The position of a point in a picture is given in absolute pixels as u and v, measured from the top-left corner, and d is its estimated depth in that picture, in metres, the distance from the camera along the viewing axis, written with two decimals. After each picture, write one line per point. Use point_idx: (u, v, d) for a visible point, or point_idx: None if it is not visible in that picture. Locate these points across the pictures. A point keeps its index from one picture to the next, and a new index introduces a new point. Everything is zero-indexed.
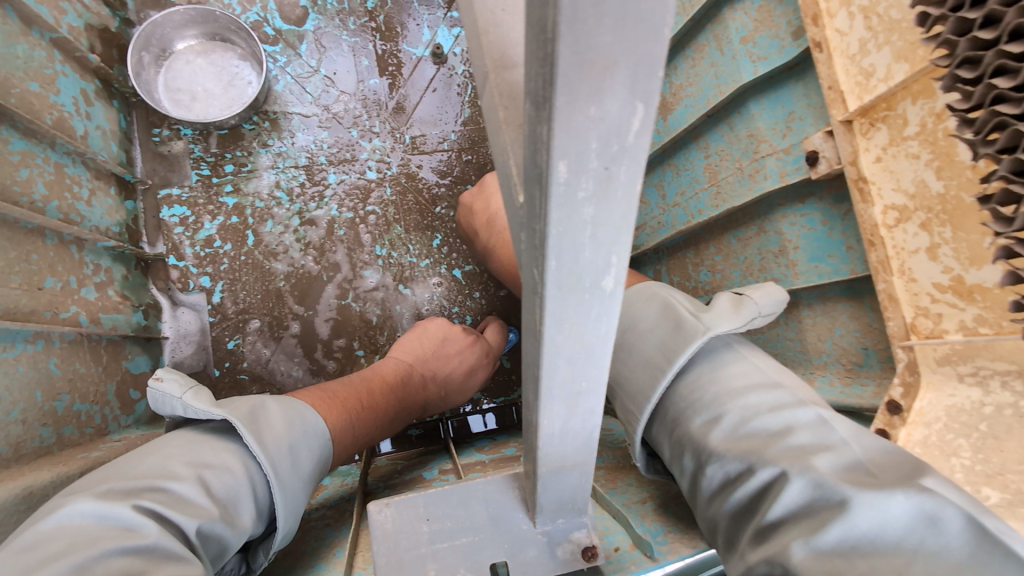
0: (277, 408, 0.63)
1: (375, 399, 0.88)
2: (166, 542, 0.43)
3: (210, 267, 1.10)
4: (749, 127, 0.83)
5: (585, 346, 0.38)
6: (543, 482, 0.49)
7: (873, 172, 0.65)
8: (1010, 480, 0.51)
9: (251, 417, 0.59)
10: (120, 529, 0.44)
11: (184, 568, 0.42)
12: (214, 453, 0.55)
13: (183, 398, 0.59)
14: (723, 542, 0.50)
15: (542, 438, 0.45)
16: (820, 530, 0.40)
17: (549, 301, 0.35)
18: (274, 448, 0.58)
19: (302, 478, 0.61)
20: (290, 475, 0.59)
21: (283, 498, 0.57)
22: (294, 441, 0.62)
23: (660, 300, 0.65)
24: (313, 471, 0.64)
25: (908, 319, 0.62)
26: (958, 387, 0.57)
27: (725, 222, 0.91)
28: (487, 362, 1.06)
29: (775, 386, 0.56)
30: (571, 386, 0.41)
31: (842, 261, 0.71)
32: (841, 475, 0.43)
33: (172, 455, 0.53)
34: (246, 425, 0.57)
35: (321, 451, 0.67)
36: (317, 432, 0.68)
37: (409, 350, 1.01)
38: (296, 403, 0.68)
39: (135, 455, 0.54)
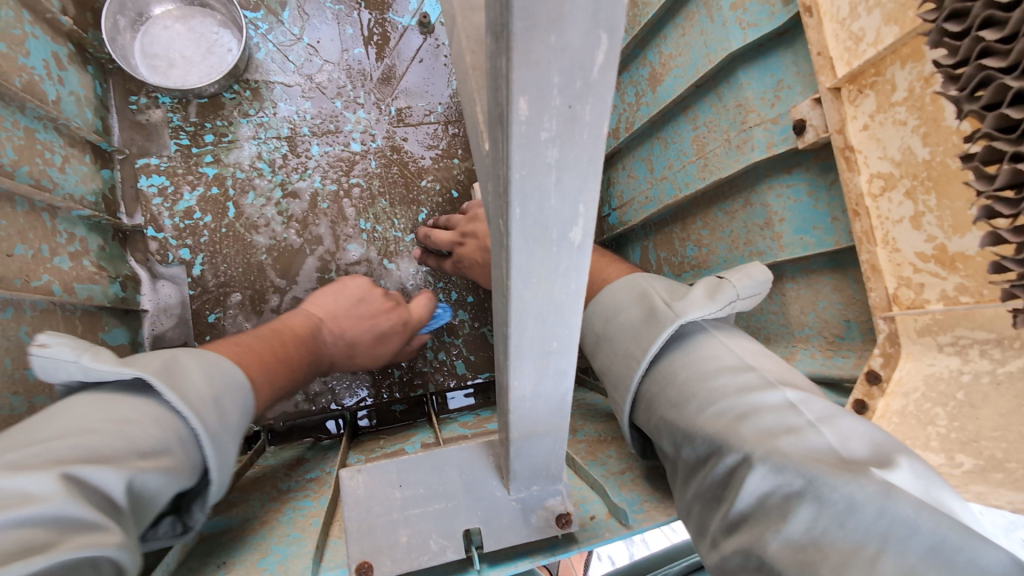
0: (194, 360, 0.58)
1: (287, 351, 0.77)
2: (71, 508, 0.39)
3: (190, 239, 1.08)
4: (737, 97, 0.81)
5: (555, 302, 0.37)
6: (515, 447, 0.49)
7: (860, 140, 0.64)
8: (983, 446, 0.52)
9: (166, 368, 0.54)
10: (17, 495, 0.39)
11: (95, 538, 0.39)
12: (131, 409, 0.50)
13: (78, 361, 0.53)
14: (696, 529, 0.49)
15: (514, 401, 0.44)
16: (786, 520, 0.40)
17: (515, 253, 0.33)
18: (200, 401, 0.54)
19: (234, 426, 0.58)
20: (219, 423, 0.55)
21: (217, 451, 0.54)
22: (220, 391, 0.57)
23: (640, 289, 0.65)
24: (242, 419, 0.60)
25: (890, 290, 0.61)
26: (936, 357, 0.57)
27: (712, 196, 0.89)
28: (402, 331, 0.98)
29: (746, 368, 0.54)
30: (541, 346, 0.40)
31: (827, 233, 0.70)
32: (803, 458, 0.42)
33: (84, 414, 0.49)
34: (162, 377, 0.52)
35: (246, 401, 0.61)
36: (238, 383, 0.61)
37: (323, 304, 0.92)
38: (208, 353, 0.61)
39: (40, 419, 0.49)
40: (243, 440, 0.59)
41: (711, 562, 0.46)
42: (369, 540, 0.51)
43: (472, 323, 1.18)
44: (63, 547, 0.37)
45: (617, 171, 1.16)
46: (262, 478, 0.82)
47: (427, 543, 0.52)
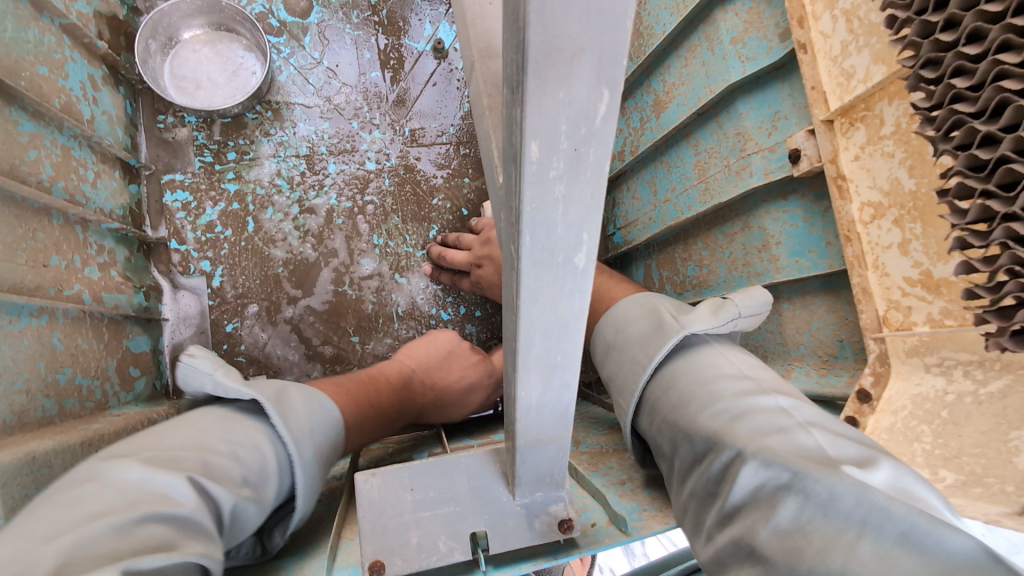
0: (299, 392, 0.62)
1: (381, 396, 0.82)
2: (197, 515, 0.44)
3: (211, 252, 1.12)
4: (737, 125, 0.85)
5: (560, 321, 0.41)
6: (522, 455, 0.52)
7: (852, 170, 0.68)
8: (965, 462, 0.54)
9: (278, 398, 0.58)
10: (159, 495, 0.44)
11: (211, 549, 0.43)
12: (245, 432, 0.55)
13: (214, 374, 0.59)
14: (691, 524, 0.53)
15: (520, 411, 0.47)
16: (775, 510, 0.43)
17: (525, 275, 0.37)
18: (300, 433, 0.58)
19: (325, 457, 0.61)
20: (315, 454, 0.59)
21: (306, 480, 0.57)
22: (318, 424, 0.61)
23: (649, 302, 0.69)
24: (333, 453, 0.64)
25: (880, 312, 0.64)
26: (924, 377, 0.60)
27: (712, 218, 0.93)
28: (490, 383, 1.05)
29: (743, 376, 0.57)
30: (547, 360, 0.44)
31: (821, 256, 0.73)
32: (791, 454, 0.46)
33: (206, 429, 0.53)
34: (273, 403, 0.57)
35: (337, 438, 0.64)
36: (326, 416, 0.63)
37: (416, 356, 1.00)
38: (313, 391, 0.65)
39: (167, 426, 0.54)
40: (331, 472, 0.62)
41: (704, 556, 0.48)
42: (382, 541, 0.54)
43: (479, 336, 1.21)
44: (188, 550, 0.41)
45: (622, 193, 1.20)
46: None
47: (436, 545, 0.55)
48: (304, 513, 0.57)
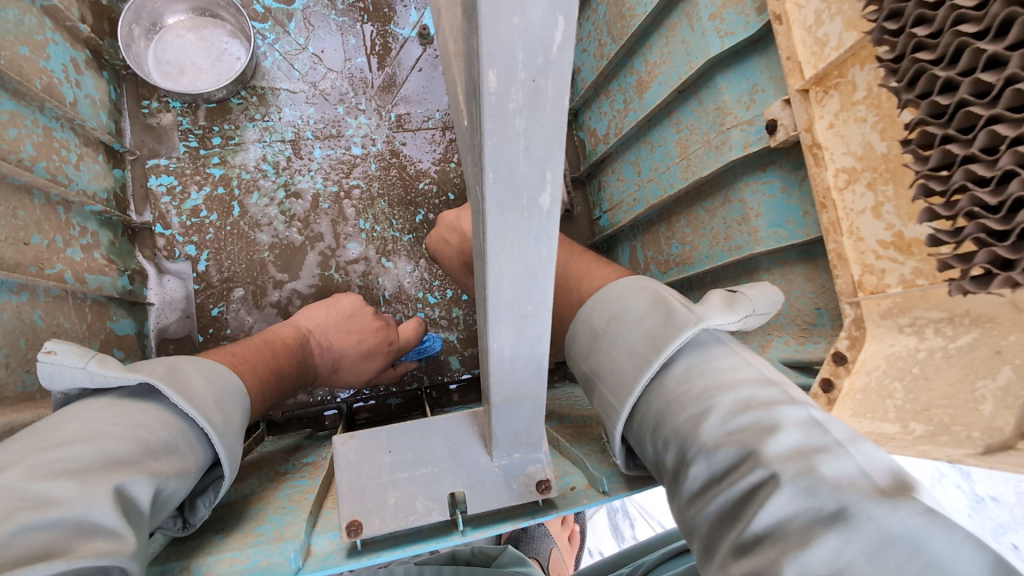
0: (196, 367, 0.63)
1: (277, 362, 0.84)
2: (94, 514, 0.44)
3: (196, 236, 1.12)
4: (716, 100, 0.86)
5: (529, 265, 0.41)
6: (497, 412, 0.52)
7: (826, 138, 0.69)
8: (934, 413, 0.54)
9: (172, 375, 0.58)
10: (46, 500, 0.43)
11: (115, 543, 0.44)
12: (141, 413, 0.54)
13: (86, 367, 0.55)
14: (698, 550, 0.45)
15: (493, 363, 0.48)
16: (810, 545, 0.36)
17: (490, 216, 0.38)
18: (203, 404, 0.59)
19: (235, 425, 0.63)
20: (223, 423, 0.61)
21: (224, 447, 0.59)
22: (218, 395, 0.63)
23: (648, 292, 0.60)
24: (242, 417, 0.66)
25: (855, 277, 0.65)
26: (897, 338, 0.60)
27: (694, 195, 0.94)
28: (382, 349, 1.03)
29: (766, 380, 0.50)
30: (517, 309, 0.44)
31: (799, 226, 0.74)
32: (840, 481, 0.38)
33: (96, 418, 0.52)
34: (170, 383, 0.57)
35: (242, 404, 0.67)
36: (226, 385, 0.66)
37: (314, 321, 1.00)
38: (206, 363, 0.66)
39: (53, 422, 0.52)
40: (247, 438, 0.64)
41: None
42: (358, 502, 0.54)
43: (467, 320, 1.21)
44: (81, 553, 0.41)
45: (607, 175, 1.21)
46: (260, 461, 0.85)
47: (414, 505, 0.55)
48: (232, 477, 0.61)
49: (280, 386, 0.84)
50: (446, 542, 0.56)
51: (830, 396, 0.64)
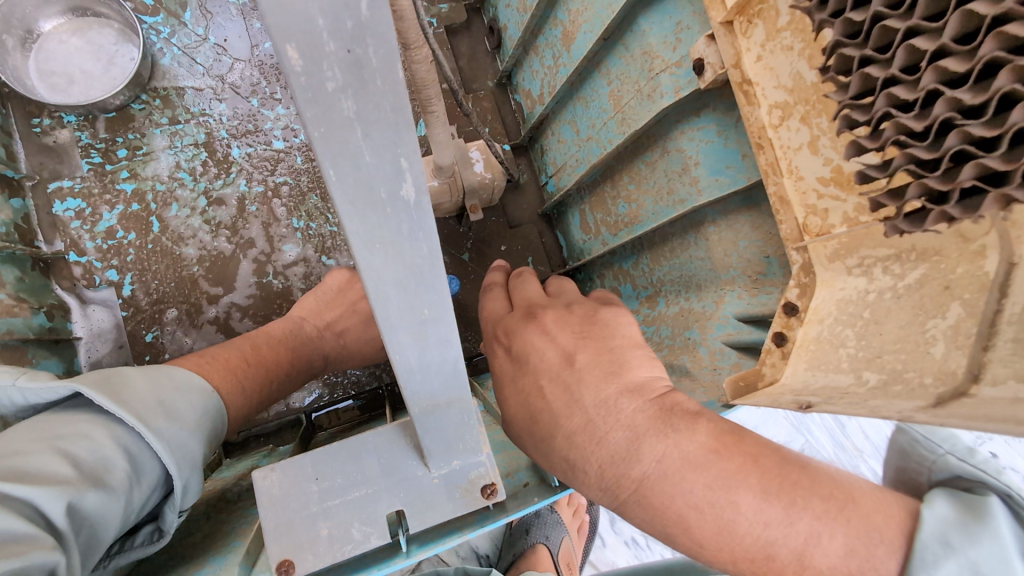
0: (141, 372, 0.60)
1: (266, 359, 0.81)
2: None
3: (116, 259, 1.04)
4: (642, 44, 0.79)
5: (413, 266, 0.36)
6: (420, 424, 0.48)
7: (756, 72, 0.63)
8: (886, 360, 0.49)
9: (107, 380, 0.56)
10: None
11: (23, 549, 0.42)
12: (67, 424, 0.53)
13: (16, 383, 0.56)
14: None
15: (400, 375, 0.43)
16: None
17: (346, 220, 0.32)
18: (139, 405, 0.56)
19: (190, 424, 0.60)
20: (169, 425, 0.57)
21: (168, 447, 0.56)
22: (165, 396, 0.59)
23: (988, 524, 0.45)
24: (202, 416, 0.63)
25: (799, 220, 0.61)
26: (847, 280, 0.56)
27: (633, 149, 0.88)
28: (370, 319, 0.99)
29: None
30: (413, 314, 0.39)
31: (739, 171, 0.69)
32: None
33: (23, 433, 0.52)
34: (98, 386, 0.55)
35: (203, 403, 0.64)
36: (191, 387, 0.63)
37: (305, 306, 0.94)
38: (164, 367, 0.64)
39: None
40: (204, 437, 0.61)
41: None
42: (289, 538, 0.50)
43: None
44: None
45: (548, 138, 1.14)
46: (214, 489, 0.82)
47: (349, 533, 0.51)
48: (183, 480, 0.57)
49: (277, 379, 0.82)
50: (389, 567, 0.53)
51: (785, 350, 0.57)
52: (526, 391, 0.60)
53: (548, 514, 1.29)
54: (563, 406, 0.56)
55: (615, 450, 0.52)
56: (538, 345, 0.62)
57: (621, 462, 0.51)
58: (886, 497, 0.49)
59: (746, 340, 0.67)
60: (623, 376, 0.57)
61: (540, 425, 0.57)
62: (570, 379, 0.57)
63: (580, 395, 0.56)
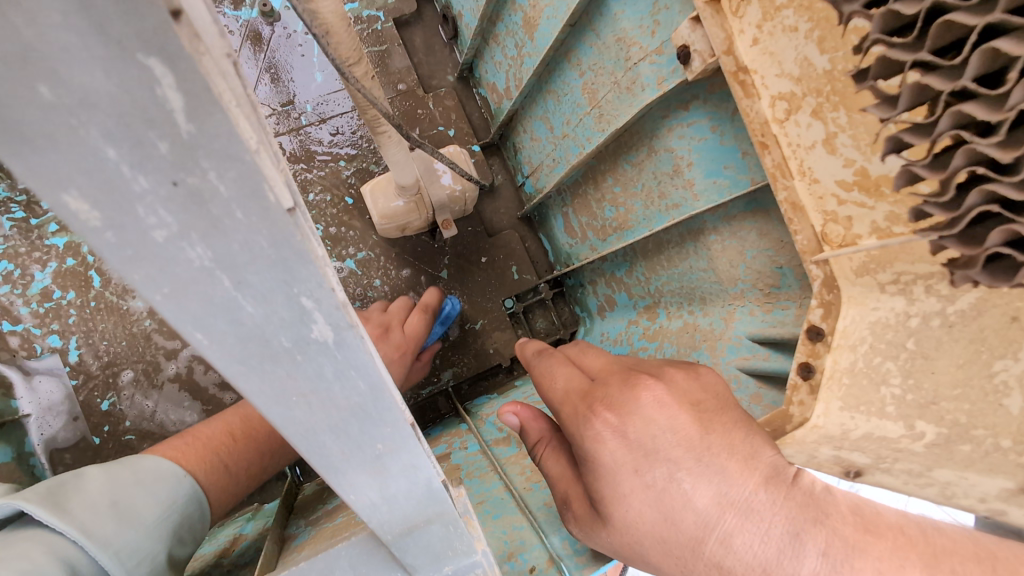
0: (100, 470, 0.52)
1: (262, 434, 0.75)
2: None
3: (56, 323, 0.93)
4: (614, 30, 0.69)
5: (352, 407, 0.27)
6: (397, 546, 0.40)
7: (753, 58, 0.53)
8: (944, 409, 0.41)
9: (50, 490, 0.47)
10: None
11: None
12: (4, 546, 0.43)
13: None
14: None
15: (362, 511, 0.34)
16: None
17: (240, 382, 0.23)
18: (87, 512, 0.47)
19: (150, 522, 0.52)
20: (123, 531, 0.48)
21: (120, 558, 0.47)
22: (120, 497, 0.51)
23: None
24: (165, 515, 0.54)
25: (817, 229, 0.52)
26: (880, 300, 0.49)
27: (615, 148, 0.79)
28: (402, 356, 0.84)
29: None
30: (364, 453, 0.30)
31: (740, 171, 0.61)
32: None
33: None
34: (37, 501, 0.45)
35: (168, 497, 0.56)
36: (155, 482, 0.56)
37: None
38: (121, 461, 0.56)
39: None
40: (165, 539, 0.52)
41: None
42: None
43: None
44: None
45: (521, 136, 1.04)
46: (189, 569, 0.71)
47: None
48: None
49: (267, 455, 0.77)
50: None
51: (813, 383, 0.50)
52: (626, 493, 0.43)
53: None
54: (683, 505, 0.42)
55: (773, 555, 0.39)
56: (657, 424, 0.44)
57: (773, 569, 0.39)
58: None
59: (765, 368, 0.59)
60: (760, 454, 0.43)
61: (662, 535, 0.42)
62: (687, 472, 0.42)
63: (699, 493, 0.41)
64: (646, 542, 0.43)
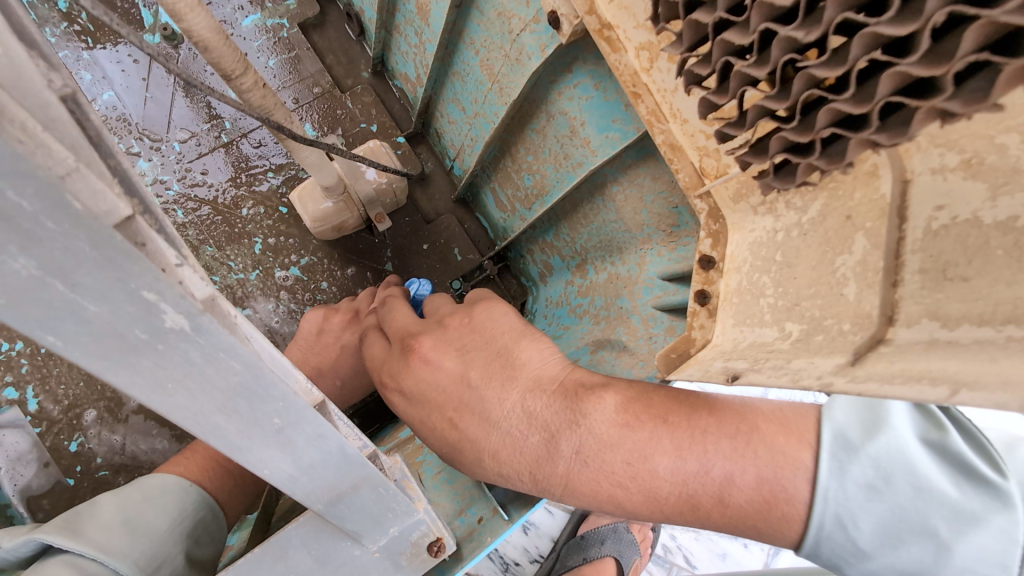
0: (111, 496, 0.56)
1: None
2: None
3: (9, 375, 0.94)
4: (495, 6, 0.72)
5: (233, 387, 0.30)
6: (331, 514, 0.43)
7: (613, 14, 0.56)
8: (805, 308, 0.44)
9: (67, 520, 0.51)
10: None
11: None
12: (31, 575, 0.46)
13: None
14: None
15: (282, 484, 0.38)
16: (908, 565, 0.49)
17: (108, 374, 0.26)
18: (102, 531, 0.51)
19: (162, 531, 0.55)
20: (137, 540, 0.52)
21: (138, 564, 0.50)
22: (131, 514, 0.54)
23: (948, 430, 0.49)
24: (179, 523, 0.58)
25: (696, 164, 0.56)
26: (755, 220, 0.52)
27: (520, 118, 0.82)
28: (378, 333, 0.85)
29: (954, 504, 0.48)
30: (263, 428, 0.33)
31: (626, 123, 0.64)
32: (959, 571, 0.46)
33: None
34: (55, 530, 0.49)
35: (179, 507, 0.59)
36: (166, 498, 0.60)
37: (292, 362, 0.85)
38: (131, 484, 0.60)
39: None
40: (181, 542, 0.55)
41: None
42: None
43: None
44: None
45: (440, 120, 1.05)
46: None
47: None
48: None
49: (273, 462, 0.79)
50: None
51: (710, 307, 0.54)
52: (425, 432, 0.57)
53: (625, 532, 1.21)
54: (464, 437, 0.54)
55: (534, 456, 0.52)
56: (427, 377, 0.56)
57: (546, 466, 0.52)
58: (794, 411, 0.51)
59: (674, 301, 0.63)
60: (518, 374, 0.54)
61: (459, 456, 0.56)
62: (454, 408, 0.55)
63: (471, 427, 0.54)
64: (452, 461, 0.57)
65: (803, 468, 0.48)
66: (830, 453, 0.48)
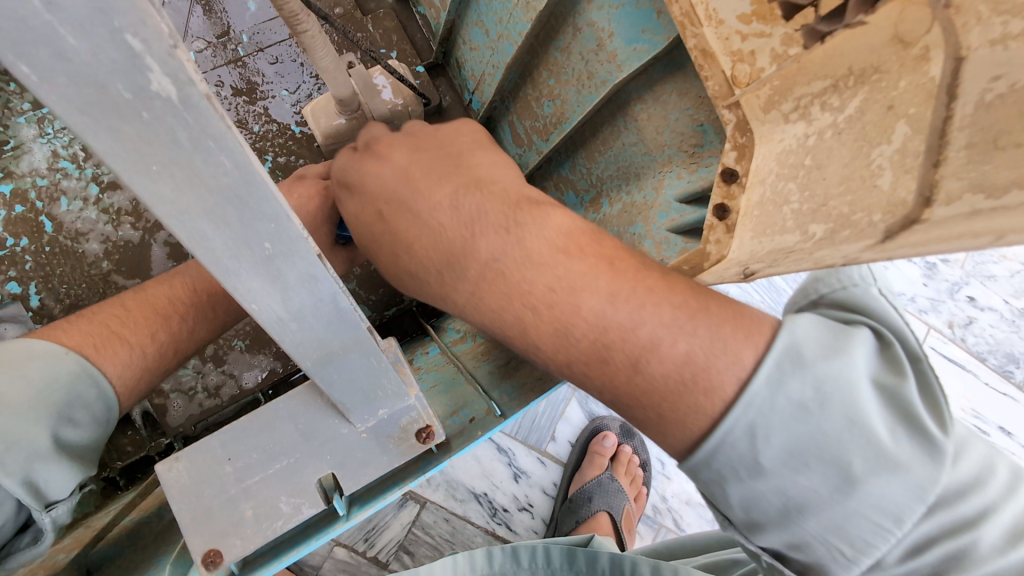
0: None
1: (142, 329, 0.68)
2: None
3: (13, 270, 0.94)
4: None
5: (223, 190, 0.28)
6: (321, 377, 0.42)
7: None
8: (832, 207, 0.42)
9: None
10: None
11: None
12: None
13: None
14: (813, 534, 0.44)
15: (270, 326, 0.36)
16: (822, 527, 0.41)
17: (88, 135, 0.24)
18: None
19: (13, 407, 0.53)
20: None
21: None
22: None
23: (909, 377, 0.40)
24: (43, 391, 0.55)
25: (727, 71, 0.49)
26: (785, 130, 0.47)
27: (545, 37, 0.78)
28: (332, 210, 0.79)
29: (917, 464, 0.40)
30: (253, 252, 0.32)
31: (657, 33, 0.61)
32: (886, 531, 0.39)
33: None
34: None
35: (49, 374, 0.57)
36: (31, 363, 0.56)
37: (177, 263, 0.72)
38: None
39: None
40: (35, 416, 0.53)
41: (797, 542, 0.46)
42: (209, 526, 0.45)
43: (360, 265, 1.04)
44: None
45: (461, 49, 1.02)
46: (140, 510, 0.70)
47: (278, 507, 0.46)
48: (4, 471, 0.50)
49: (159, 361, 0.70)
50: (331, 532, 0.50)
51: (729, 223, 0.48)
52: (356, 220, 0.62)
53: (609, 482, 1.24)
54: (395, 221, 0.56)
55: (452, 250, 0.51)
56: (373, 173, 0.61)
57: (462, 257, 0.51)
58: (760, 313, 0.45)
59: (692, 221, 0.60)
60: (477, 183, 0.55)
61: (384, 245, 0.58)
62: (391, 197, 0.58)
63: (406, 219, 0.55)
64: (383, 258, 0.59)
65: (737, 367, 0.41)
66: (775, 361, 0.41)
